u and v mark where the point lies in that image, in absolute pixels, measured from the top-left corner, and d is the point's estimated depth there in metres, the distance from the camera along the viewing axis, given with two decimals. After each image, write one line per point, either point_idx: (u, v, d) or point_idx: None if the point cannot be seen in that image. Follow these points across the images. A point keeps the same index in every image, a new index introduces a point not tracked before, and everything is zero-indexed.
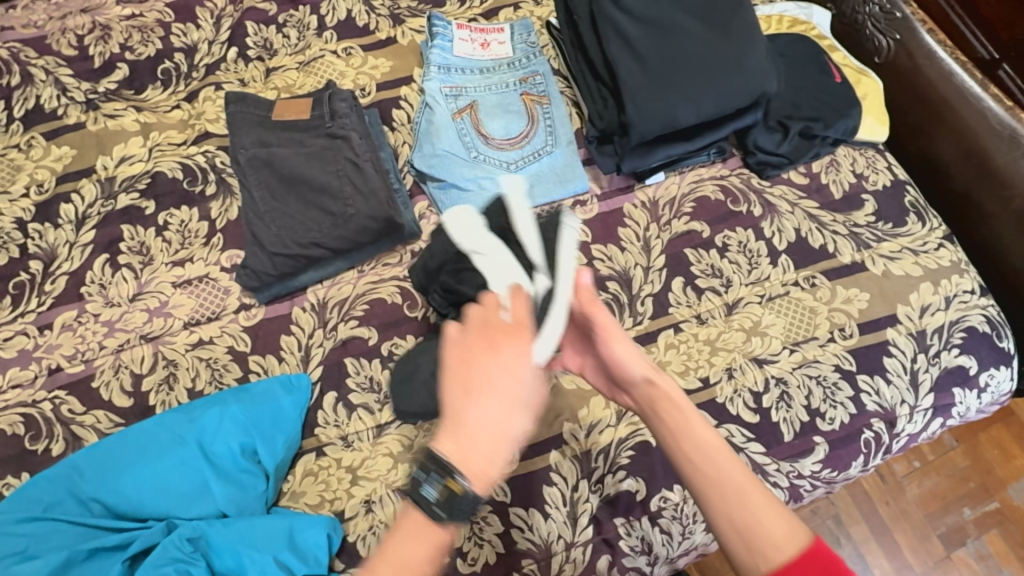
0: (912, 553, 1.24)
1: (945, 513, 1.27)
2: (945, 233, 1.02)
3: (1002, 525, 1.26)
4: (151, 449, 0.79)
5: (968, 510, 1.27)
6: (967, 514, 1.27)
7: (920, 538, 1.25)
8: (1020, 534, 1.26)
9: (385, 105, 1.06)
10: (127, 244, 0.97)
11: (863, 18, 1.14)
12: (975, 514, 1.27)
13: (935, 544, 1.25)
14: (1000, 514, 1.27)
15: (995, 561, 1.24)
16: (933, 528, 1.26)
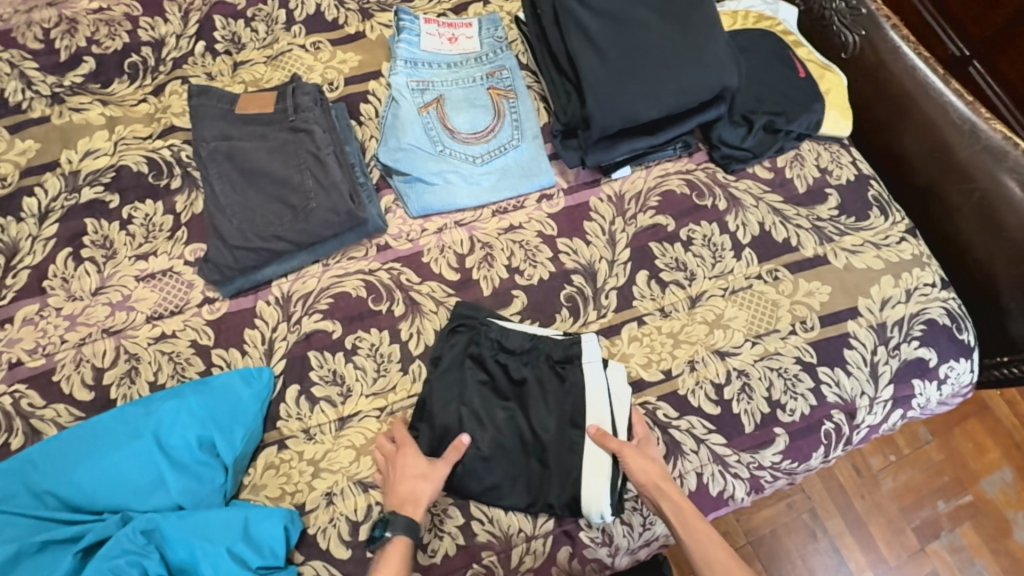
0: (886, 546, 1.25)
1: (919, 507, 1.28)
2: (907, 227, 1.03)
3: (976, 518, 1.27)
4: (107, 442, 0.79)
5: (942, 503, 1.28)
6: (940, 507, 1.28)
7: (894, 532, 1.26)
8: (993, 527, 1.27)
9: (352, 99, 1.06)
10: (90, 238, 0.97)
11: (830, 14, 1.15)
12: (949, 508, 1.28)
13: (910, 537, 1.26)
14: (973, 507, 1.28)
15: (968, 553, 1.25)
16: (907, 521, 1.27)
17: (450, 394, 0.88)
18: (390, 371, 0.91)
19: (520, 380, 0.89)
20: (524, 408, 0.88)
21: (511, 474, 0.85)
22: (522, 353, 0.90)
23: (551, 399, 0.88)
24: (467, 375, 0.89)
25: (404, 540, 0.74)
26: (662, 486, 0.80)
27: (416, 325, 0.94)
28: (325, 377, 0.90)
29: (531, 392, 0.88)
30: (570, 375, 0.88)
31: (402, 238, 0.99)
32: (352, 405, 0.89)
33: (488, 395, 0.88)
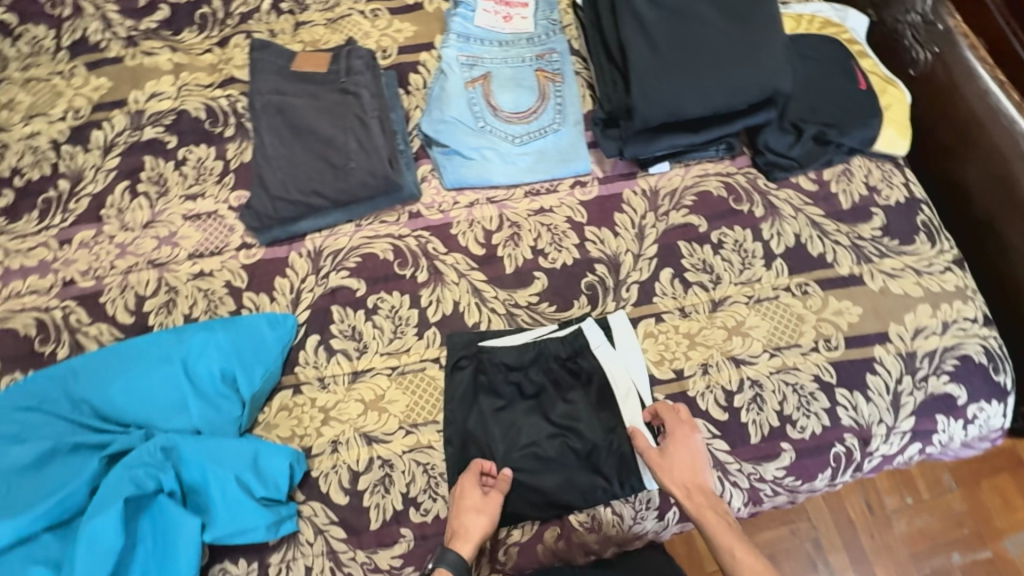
0: None
1: (932, 554, 1.23)
2: (954, 257, 0.98)
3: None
4: (140, 362, 0.85)
5: (957, 554, 1.23)
6: (955, 558, 1.23)
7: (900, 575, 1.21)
8: None
9: (403, 68, 1.09)
10: (147, 174, 1.03)
11: (903, 27, 1.09)
12: (964, 560, 1.22)
13: None
14: (991, 564, 1.22)
15: None
16: (917, 567, 1.22)
17: (474, 405, 0.89)
18: (406, 334, 0.94)
19: (537, 391, 0.90)
20: (550, 418, 0.88)
21: (555, 479, 0.85)
22: (529, 363, 0.91)
23: (570, 399, 0.90)
24: (485, 399, 0.90)
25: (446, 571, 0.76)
26: (695, 503, 0.79)
27: (437, 293, 0.96)
28: (344, 331, 0.94)
29: (549, 398, 0.90)
30: (586, 365, 0.91)
31: (434, 208, 1.01)
32: (367, 361, 0.92)
33: (509, 414, 0.89)
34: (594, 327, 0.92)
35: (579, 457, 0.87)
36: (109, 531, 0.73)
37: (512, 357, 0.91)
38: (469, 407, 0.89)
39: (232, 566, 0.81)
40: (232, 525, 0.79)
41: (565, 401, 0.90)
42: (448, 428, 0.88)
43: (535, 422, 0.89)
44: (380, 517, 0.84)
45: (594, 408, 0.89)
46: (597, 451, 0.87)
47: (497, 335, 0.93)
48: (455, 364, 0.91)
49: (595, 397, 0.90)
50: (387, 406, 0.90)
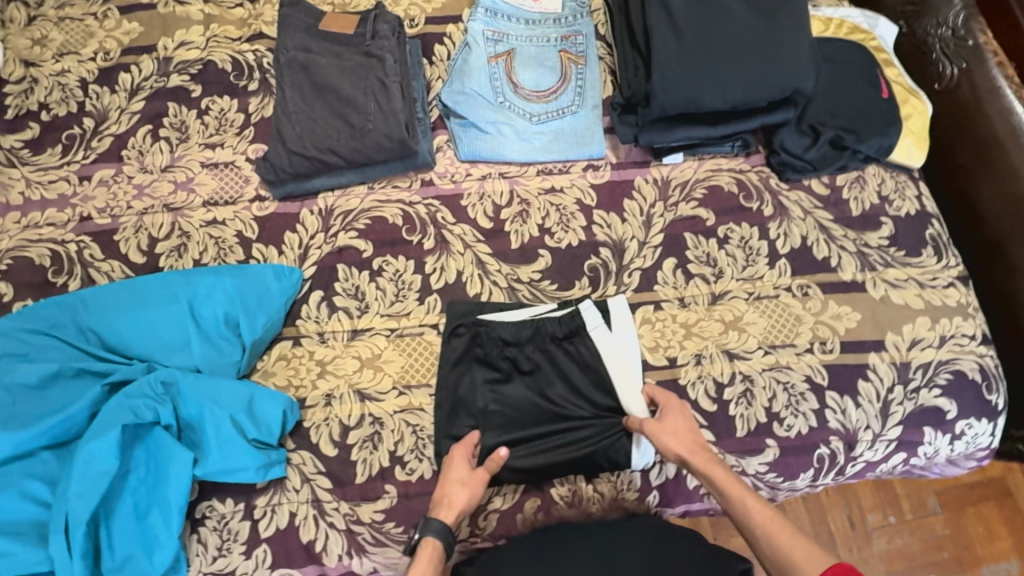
0: None
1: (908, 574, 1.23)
2: (959, 273, 0.98)
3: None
4: (147, 298, 0.87)
5: None
6: None
7: None
8: None
9: (429, 38, 1.10)
10: (169, 120, 1.05)
11: (932, 40, 1.08)
12: None
13: None
14: None
15: None
16: None
17: (466, 375, 0.91)
18: (407, 298, 0.96)
19: (533, 368, 0.91)
20: (539, 394, 0.90)
21: (539, 454, 0.87)
22: (526, 340, 0.91)
23: (565, 380, 0.90)
24: (481, 372, 0.91)
25: (433, 541, 0.78)
26: (701, 460, 0.81)
27: (442, 262, 0.97)
28: (348, 290, 0.96)
29: (542, 375, 0.91)
30: (583, 347, 0.91)
31: (446, 178, 1.02)
32: (367, 321, 0.94)
33: (501, 386, 0.91)
34: (594, 311, 0.92)
35: (570, 437, 0.88)
36: (104, 453, 0.76)
37: (509, 333, 0.91)
38: (461, 376, 0.91)
39: (219, 504, 0.84)
40: (222, 462, 0.81)
41: (556, 380, 0.91)
42: (439, 399, 0.89)
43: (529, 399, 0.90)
44: (366, 472, 0.86)
45: (586, 388, 0.90)
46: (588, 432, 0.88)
47: (496, 311, 0.94)
48: (451, 331, 0.93)
49: (587, 378, 0.90)
50: (382, 366, 0.92)
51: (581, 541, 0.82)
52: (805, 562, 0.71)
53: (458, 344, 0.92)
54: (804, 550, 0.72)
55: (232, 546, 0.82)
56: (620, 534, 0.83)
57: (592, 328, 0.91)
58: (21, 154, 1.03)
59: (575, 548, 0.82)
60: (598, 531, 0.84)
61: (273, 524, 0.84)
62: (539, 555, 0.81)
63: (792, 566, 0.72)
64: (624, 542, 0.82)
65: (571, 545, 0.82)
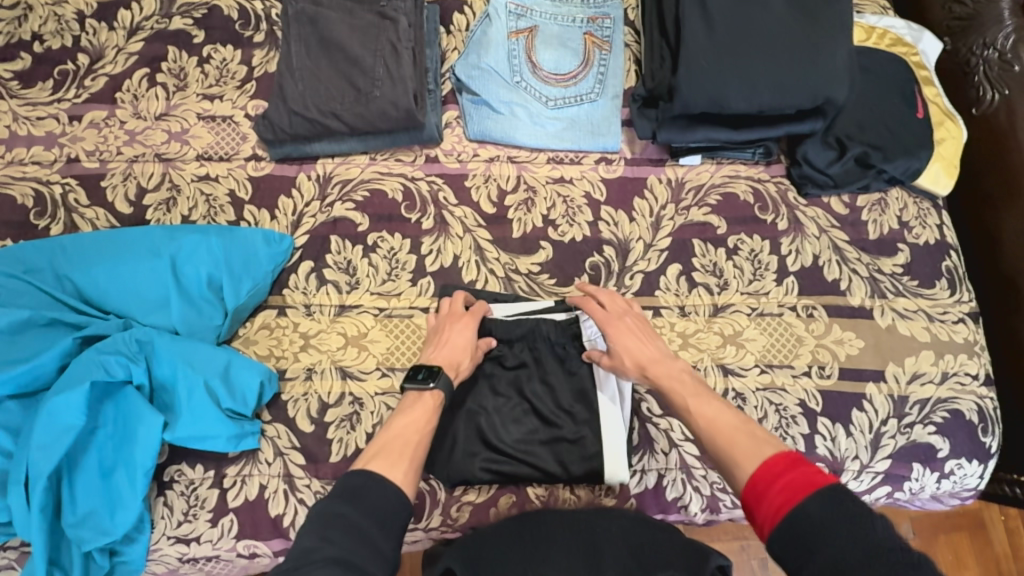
0: None
1: None
2: (971, 310, 0.94)
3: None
4: (128, 251, 0.83)
5: None
6: None
7: None
8: None
9: (448, 5, 1.03)
10: (168, 65, 1.00)
11: (976, 61, 1.02)
12: None
13: None
14: None
15: None
16: None
17: None
18: (399, 278, 0.92)
19: (518, 364, 0.89)
20: (523, 393, 0.88)
21: (516, 455, 0.85)
22: (517, 338, 0.89)
23: (549, 380, 0.88)
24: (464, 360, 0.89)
25: (439, 394, 0.77)
26: (653, 376, 0.79)
27: (439, 244, 0.94)
28: (339, 263, 0.92)
29: (528, 375, 0.88)
30: (575, 353, 0.89)
31: (452, 156, 0.98)
32: (356, 297, 0.91)
33: (486, 382, 0.88)
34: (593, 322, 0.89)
35: (543, 439, 0.86)
36: (71, 408, 0.73)
37: (502, 328, 0.89)
38: None
39: (188, 469, 0.82)
40: (192, 428, 0.78)
41: (542, 382, 0.88)
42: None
43: (509, 395, 0.88)
44: (341, 452, 0.84)
45: (573, 392, 0.88)
46: (562, 437, 0.86)
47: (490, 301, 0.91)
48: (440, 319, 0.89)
49: (573, 382, 0.88)
50: (368, 345, 0.89)
51: (560, 523, 0.78)
52: (744, 457, 0.67)
53: None
54: (744, 447, 0.68)
55: (198, 512, 0.81)
56: (598, 518, 0.79)
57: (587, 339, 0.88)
58: (10, 85, 0.98)
59: (553, 532, 0.76)
60: (578, 518, 0.79)
61: (242, 495, 0.82)
62: (518, 536, 0.77)
63: (732, 463, 0.68)
64: (604, 526, 0.77)
65: (550, 526, 0.78)
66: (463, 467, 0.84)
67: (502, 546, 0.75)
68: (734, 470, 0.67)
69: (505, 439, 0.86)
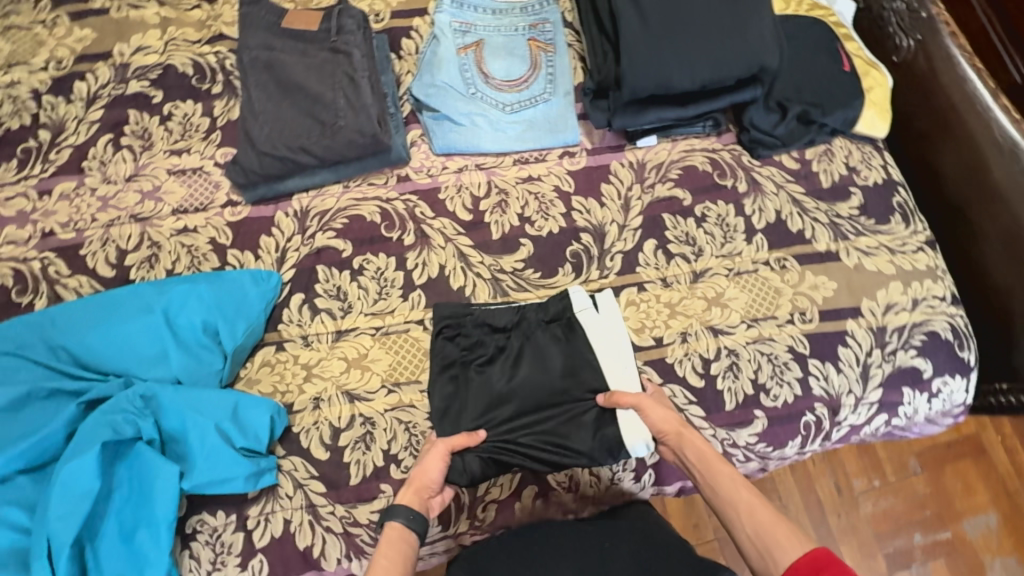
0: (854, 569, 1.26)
1: (894, 535, 1.29)
2: (927, 238, 1.01)
3: (950, 555, 1.28)
4: (119, 311, 0.84)
5: (919, 535, 1.29)
6: (916, 539, 1.29)
7: (865, 555, 1.27)
8: (966, 566, 1.27)
9: (396, 33, 1.08)
10: (131, 127, 1.02)
11: (887, 15, 1.12)
12: (925, 541, 1.28)
13: (880, 563, 1.27)
14: (950, 544, 1.28)
15: None
16: (880, 547, 1.28)
17: (449, 366, 0.90)
18: (391, 296, 0.95)
19: (517, 352, 0.91)
20: (527, 379, 0.89)
21: (532, 439, 0.86)
22: (513, 326, 0.92)
23: (546, 368, 0.89)
24: (468, 363, 0.91)
25: (397, 525, 0.74)
26: (689, 437, 0.80)
27: (423, 257, 0.97)
28: (329, 291, 0.94)
29: (528, 359, 0.90)
30: (569, 331, 0.91)
31: (423, 172, 1.01)
32: (351, 320, 0.93)
33: (490, 376, 0.89)
34: (581, 296, 0.92)
35: (555, 421, 0.87)
36: (85, 474, 0.73)
37: (496, 319, 0.92)
38: (446, 367, 0.90)
39: (210, 517, 0.82)
40: (210, 473, 0.79)
41: (544, 365, 0.90)
42: (432, 393, 0.88)
43: (514, 382, 0.89)
44: (360, 473, 0.85)
45: (576, 371, 0.89)
46: (574, 413, 0.87)
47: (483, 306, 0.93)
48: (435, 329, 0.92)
49: (575, 364, 0.90)
50: (370, 365, 0.91)
51: (569, 539, 0.77)
52: (787, 541, 0.67)
53: (441, 342, 0.91)
54: (786, 531, 0.68)
55: (226, 559, 0.80)
56: (607, 535, 0.77)
57: (576, 315, 0.92)
58: None
59: (562, 545, 0.76)
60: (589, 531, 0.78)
61: (268, 534, 0.82)
62: (525, 550, 0.76)
63: (775, 547, 0.68)
64: (614, 543, 0.76)
65: (556, 543, 0.76)
66: (470, 461, 0.84)
67: (510, 560, 0.75)
68: (777, 556, 0.67)
69: (510, 429, 0.86)
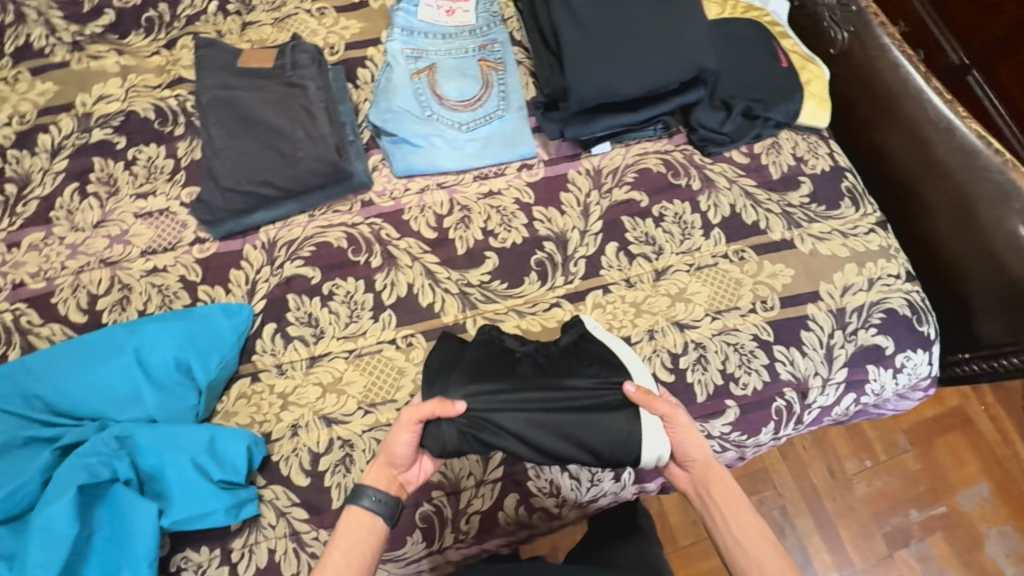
0: (854, 550, 1.27)
1: (891, 514, 1.30)
2: (878, 220, 1.04)
3: (948, 529, 1.29)
4: (91, 354, 0.84)
5: (915, 512, 1.30)
6: (913, 516, 1.30)
7: (864, 535, 1.28)
8: (964, 538, 1.29)
9: (351, 63, 1.12)
10: (97, 174, 1.04)
11: (821, 10, 1.17)
12: (921, 517, 1.30)
13: (879, 543, 1.28)
14: (946, 518, 1.30)
15: (937, 563, 1.27)
16: (878, 526, 1.29)
17: (460, 358, 0.84)
18: (361, 318, 0.96)
19: (533, 356, 0.86)
20: (541, 373, 0.82)
21: (537, 429, 0.77)
22: (528, 343, 0.89)
23: (555, 366, 0.83)
24: (470, 350, 0.85)
25: (353, 508, 0.74)
26: (721, 479, 0.75)
27: (391, 277, 0.99)
28: (301, 318, 0.96)
29: (544, 360, 0.85)
30: (588, 340, 0.88)
31: (386, 196, 1.04)
32: (323, 345, 0.94)
33: (501, 369, 0.82)
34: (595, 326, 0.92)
35: (569, 411, 0.79)
36: (60, 519, 0.72)
37: (512, 339, 0.90)
38: (457, 358, 0.84)
39: (194, 553, 0.82)
40: (188, 508, 0.79)
41: (564, 364, 0.84)
42: (429, 371, 0.82)
43: (526, 373, 0.82)
44: (342, 496, 0.86)
45: (600, 364, 0.84)
46: (593, 405, 0.79)
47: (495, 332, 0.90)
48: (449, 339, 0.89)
49: (596, 362, 0.84)
50: (345, 388, 0.92)
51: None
52: None
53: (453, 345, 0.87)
54: None
55: None
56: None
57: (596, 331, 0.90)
58: None
59: None
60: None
61: (253, 565, 0.82)
62: None
63: None
64: None
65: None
66: (445, 430, 0.76)
67: None
68: None
69: (503, 406, 0.77)
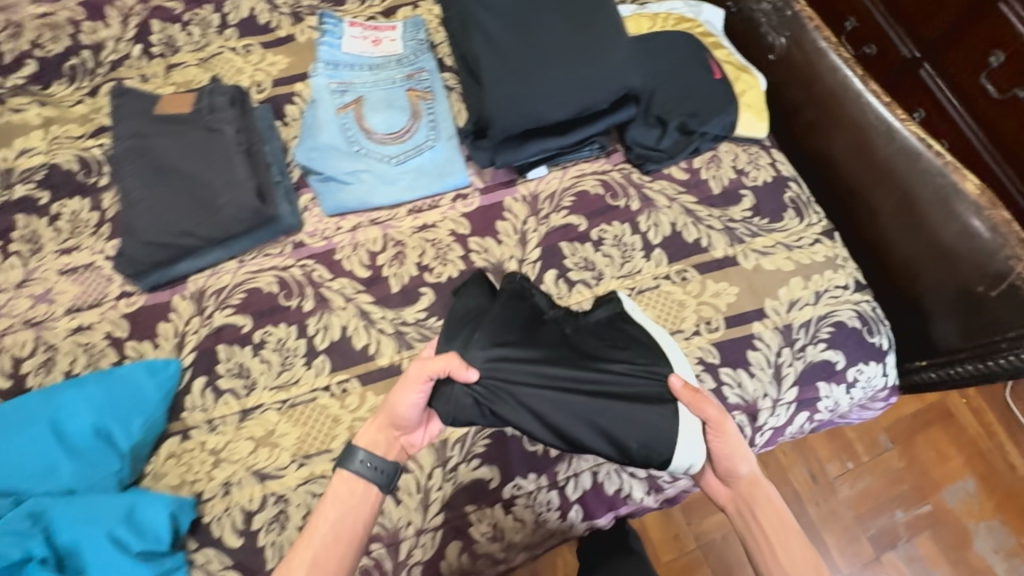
0: (840, 553, 1.23)
1: (877, 515, 1.26)
2: (823, 229, 1.02)
3: (936, 528, 1.25)
4: (7, 427, 0.82)
5: (901, 512, 1.26)
6: (899, 516, 1.26)
7: (850, 539, 1.24)
8: (952, 536, 1.25)
9: (278, 100, 1.09)
10: (19, 232, 1.01)
11: (758, 15, 1.15)
12: (908, 517, 1.26)
13: (866, 545, 1.24)
14: (933, 516, 1.26)
15: (925, 563, 1.23)
16: (864, 529, 1.25)
17: (500, 315, 0.84)
18: (294, 366, 0.93)
19: (569, 330, 0.87)
20: (575, 350, 0.83)
21: (562, 408, 0.79)
22: (562, 311, 0.90)
23: (587, 347, 0.84)
24: (499, 308, 0.85)
25: (344, 472, 0.77)
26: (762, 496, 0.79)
27: (324, 321, 0.96)
28: (231, 369, 0.93)
29: (579, 335, 0.86)
30: (624, 320, 0.89)
31: (317, 236, 1.01)
32: (255, 397, 0.91)
33: (534, 338, 0.83)
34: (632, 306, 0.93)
35: (598, 396, 0.80)
36: None
37: (545, 302, 0.90)
38: (496, 316, 0.83)
39: None
40: None
41: (604, 345, 0.85)
42: (452, 324, 0.82)
43: (562, 348, 0.83)
44: (277, 555, 0.83)
45: (639, 347, 0.85)
46: (624, 395, 0.81)
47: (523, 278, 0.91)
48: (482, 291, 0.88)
49: (639, 347, 0.85)
50: (278, 441, 0.89)
51: None
52: None
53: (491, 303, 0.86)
54: None
55: None
56: None
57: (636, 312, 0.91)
58: None
59: None
60: None
61: None
62: None
63: None
64: None
65: None
66: (458, 394, 0.77)
67: None
68: None
69: (535, 384, 0.78)
